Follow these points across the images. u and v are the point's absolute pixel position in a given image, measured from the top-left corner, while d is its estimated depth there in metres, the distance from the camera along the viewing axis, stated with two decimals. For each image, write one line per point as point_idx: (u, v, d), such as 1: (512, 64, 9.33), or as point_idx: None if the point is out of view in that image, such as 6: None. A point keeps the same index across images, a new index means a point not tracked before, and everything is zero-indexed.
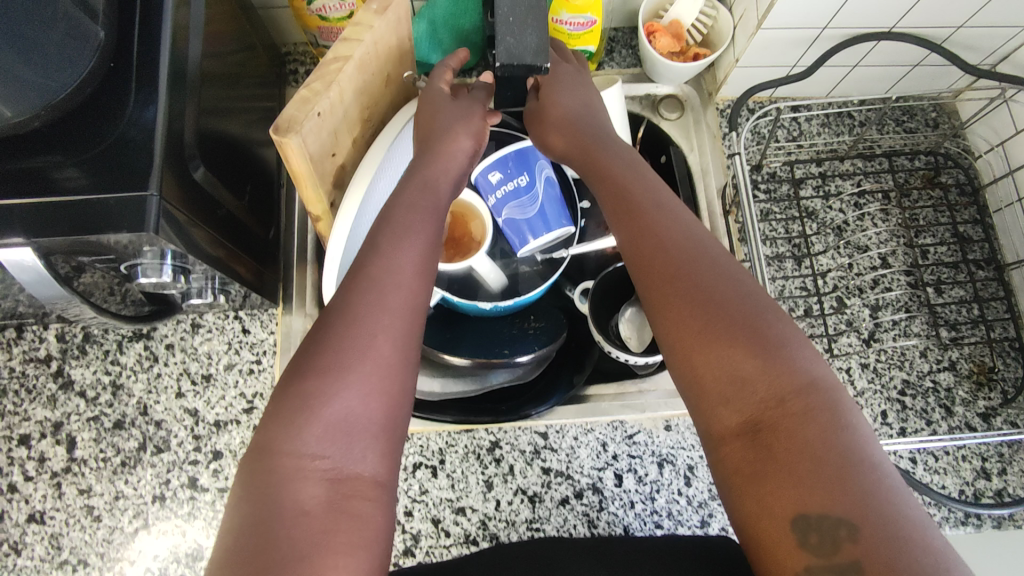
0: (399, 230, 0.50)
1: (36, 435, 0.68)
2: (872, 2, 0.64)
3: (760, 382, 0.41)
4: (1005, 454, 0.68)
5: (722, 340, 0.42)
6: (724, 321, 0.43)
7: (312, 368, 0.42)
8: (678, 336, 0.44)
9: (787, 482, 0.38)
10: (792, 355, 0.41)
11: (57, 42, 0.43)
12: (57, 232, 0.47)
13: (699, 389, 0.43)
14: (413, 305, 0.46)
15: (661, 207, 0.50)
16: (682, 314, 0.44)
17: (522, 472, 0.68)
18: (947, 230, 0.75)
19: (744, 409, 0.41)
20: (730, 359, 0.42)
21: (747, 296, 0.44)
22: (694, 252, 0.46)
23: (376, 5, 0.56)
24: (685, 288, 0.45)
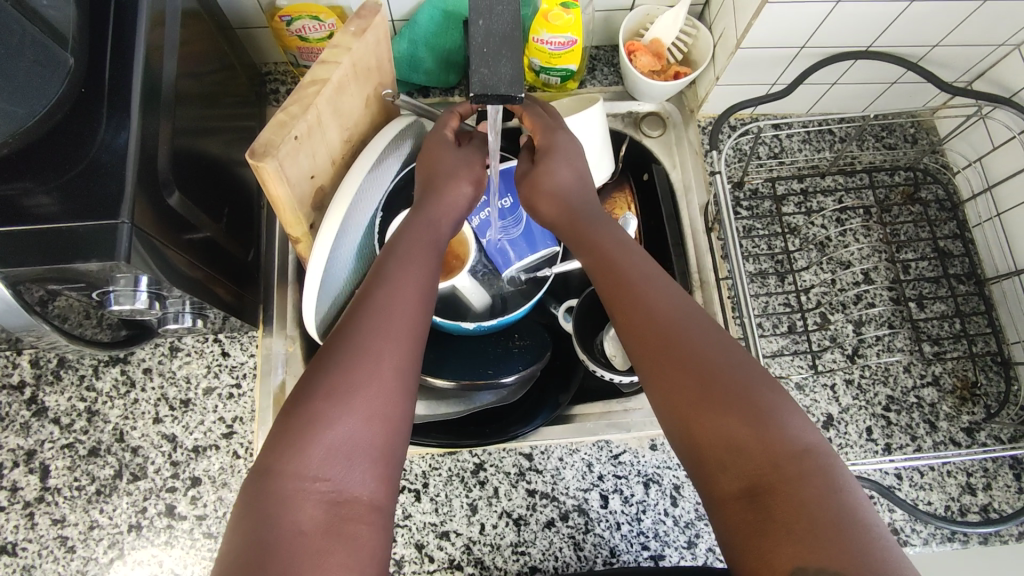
0: (406, 262, 0.51)
1: (8, 464, 0.67)
2: (849, 22, 0.64)
3: (753, 446, 0.41)
4: (989, 469, 0.68)
5: (717, 407, 0.42)
6: (718, 387, 0.43)
7: (316, 391, 0.43)
8: (673, 400, 0.44)
9: (784, 539, 0.38)
10: (786, 422, 0.42)
11: (25, 67, 0.43)
12: (23, 263, 0.46)
13: (696, 455, 0.43)
14: (413, 333, 0.47)
15: (654, 278, 0.50)
16: (677, 380, 0.44)
17: (507, 494, 0.67)
18: (928, 246, 0.75)
19: (741, 472, 0.41)
20: (725, 425, 0.42)
21: (739, 364, 0.44)
22: (685, 320, 0.47)
23: (354, 27, 0.56)
24: (678, 356, 0.45)
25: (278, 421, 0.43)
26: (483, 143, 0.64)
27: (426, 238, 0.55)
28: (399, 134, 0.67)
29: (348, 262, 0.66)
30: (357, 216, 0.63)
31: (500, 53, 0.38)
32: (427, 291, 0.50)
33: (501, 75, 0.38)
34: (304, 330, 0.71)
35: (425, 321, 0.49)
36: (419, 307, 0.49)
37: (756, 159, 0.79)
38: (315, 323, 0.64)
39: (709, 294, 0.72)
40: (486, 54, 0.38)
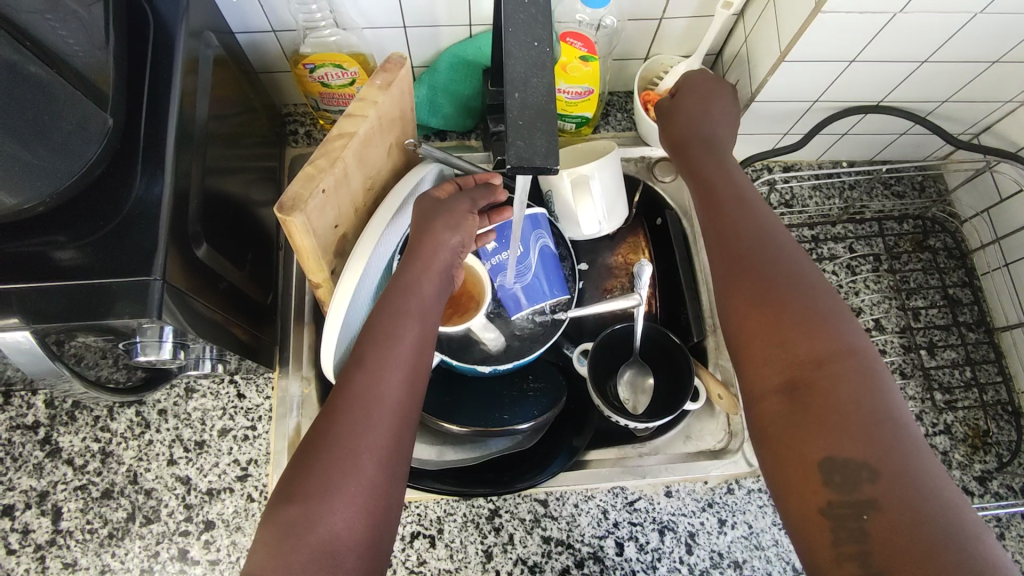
0: (392, 335, 0.50)
1: (21, 506, 0.66)
2: (860, 80, 0.66)
3: (801, 342, 0.43)
4: (1002, 519, 0.69)
5: (774, 309, 0.44)
6: (776, 295, 0.45)
7: (297, 494, 0.43)
8: (736, 296, 0.46)
9: (817, 426, 0.40)
10: (839, 330, 0.43)
11: (66, 129, 0.44)
12: (56, 319, 0.46)
13: (745, 347, 0.45)
14: (398, 417, 0.47)
15: (740, 200, 0.52)
16: (743, 287, 0.46)
17: (521, 541, 0.67)
18: (937, 293, 0.76)
19: (785, 369, 0.42)
20: (779, 325, 0.44)
21: (803, 278, 0.45)
22: (761, 235, 0.49)
23: (380, 80, 0.57)
24: (746, 259, 0.47)
25: (260, 526, 0.43)
26: (473, 194, 0.61)
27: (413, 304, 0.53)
28: (419, 181, 0.68)
29: (366, 305, 0.66)
30: (377, 263, 0.64)
31: (536, 128, 0.39)
32: (413, 370, 0.49)
33: (536, 149, 0.39)
34: (320, 371, 0.71)
35: (411, 403, 0.48)
36: (405, 397, 0.48)
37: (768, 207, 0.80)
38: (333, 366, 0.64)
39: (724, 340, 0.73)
40: (522, 127, 0.39)
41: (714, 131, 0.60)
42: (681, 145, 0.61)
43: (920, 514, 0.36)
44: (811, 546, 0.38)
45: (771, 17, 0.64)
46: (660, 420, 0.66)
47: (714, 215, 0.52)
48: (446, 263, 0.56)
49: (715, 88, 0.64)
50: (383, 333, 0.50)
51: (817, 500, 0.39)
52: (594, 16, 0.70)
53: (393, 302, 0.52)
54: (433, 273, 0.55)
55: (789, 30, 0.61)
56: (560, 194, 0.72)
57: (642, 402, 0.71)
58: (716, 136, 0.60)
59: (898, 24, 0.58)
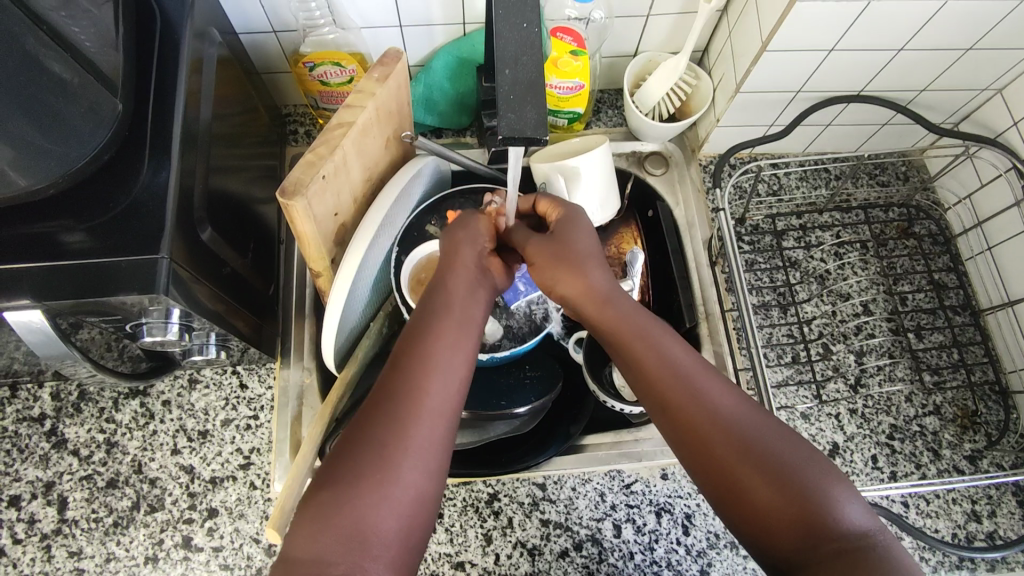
0: (433, 336, 0.51)
1: (27, 496, 0.67)
2: (840, 70, 0.69)
3: (803, 513, 0.42)
4: (993, 496, 0.70)
5: (765, 483, 0.43)
6: (759, 463, 0.44)
7: (330, 477, 0.44)
8: (725, 475, 0.44)
9: None
10: (831, 491, 0.42)
11: (77, 115, 0.46)
12: (64, 297, 0.48)
13: (750, 520, 0.43)
14: (436, 411, 0.47)
15: (680, 362, 0.49)
16: (733, 470, 0.44)
17: (521, 524, 0.68)
18: (923, 278, 0.78)
19: (796, 539, 0.41)
20: (776, 496, 0.42)
21: (776, 438, 0.45)
22: (722, 409, 0.46)
23: (377, 74, 0.60)
24: (724, 435, 0.45)
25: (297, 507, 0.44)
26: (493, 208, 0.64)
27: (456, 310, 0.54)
28: (416, 174, 0.70)
29: (365, 292, 0.68)
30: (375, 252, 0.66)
31: (526, 102, 0.41)
32: (455, 368, 0.50)
33: (526, 121, 0.41)
34: (320, 362, 0.72)
35: (451, 399, 0.48)
36: (444, 392, 0.48)
37: (756, 197, 0.82)
38: (335, 351, 0.67)
39: (715, 325, 0.75)
40: (512, 100, 0.41)
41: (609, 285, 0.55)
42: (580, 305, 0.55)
43: None
44: None
45: (753, 10, 0.67)
46: None
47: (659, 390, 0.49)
48: (473, 265, 0.58)
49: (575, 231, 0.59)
50: (426, 333, 0.51)
51: None
52: (583, 10, 0.73)
53: (431, 305, 0.54)
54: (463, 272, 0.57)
55: (770, 21, 0.63)
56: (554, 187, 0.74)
57: None
58: (609, 284, 0.55)
59: (874, 13, 0.60)
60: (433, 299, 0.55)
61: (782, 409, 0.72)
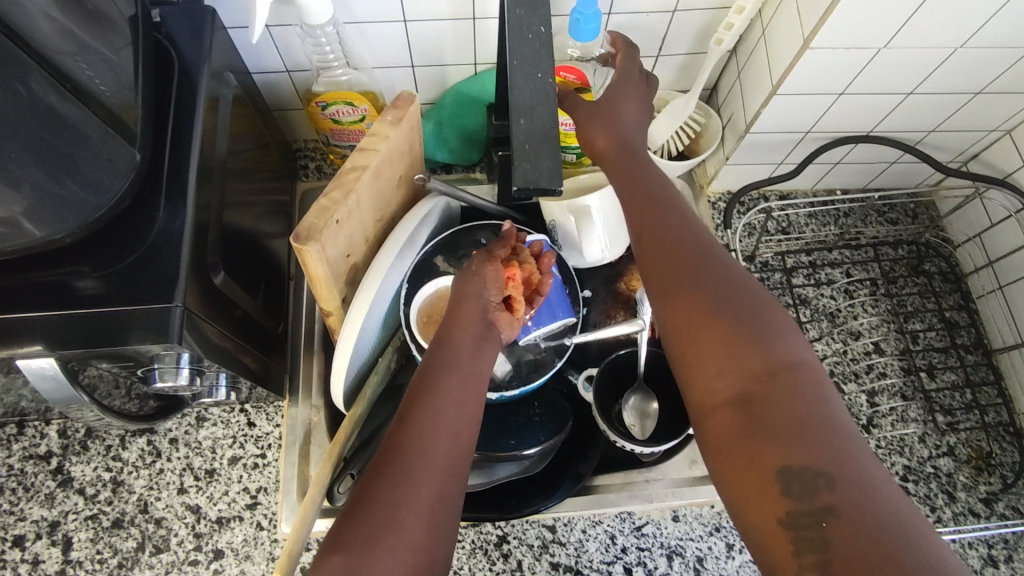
0: (439, 386, 0.52)
1: (31, 536, 0.66)
2: (850, 112, 0.69)
3: (747, 352, 0.44)
4: (1010, 541, 0.69)
5: (713, 319, 0.45)
6: (723, 311, 0.45)
7: (342, 542, 0.43)
8: (679, 317, 0.47)
9: (769, 425, 0.41)
10: (777, 334, 0.45)
11: (95, 165, 0.46)
12: (76, 345, 0.48)
13: (692, 359, 0.46)
14: (446, 469, 0.48)
15: (676, 225, 0.51)
16: (690, 311, 0.47)
17: (530, 568, 0.67)
18: (935, 316, 0.78)
19: (733, 376, 0.44)
20: (723, 334, 0.45)
21: (751, 299, 0.46)
22: (698, 253, 0.49)
23: (391, 116, 0.60)
24: (690, 282, 0.48)
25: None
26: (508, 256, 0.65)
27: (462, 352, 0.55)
28: (427, 214, 0.70)
29: (373, 331, 0.69)
30: (384, 292, 0.66)
31: (542, 151, 0.43)
32: (461, 422, 0.50)
33: (542, 170, 0.42)
34: (329, 400, 0.72)
35: (458, 458, 0.49)
36: (451, 450, 0.49)
37: (766, 234, 0.82)
38: (343, 388, 0.66)
39: None
40: (529, 150, 0.43)
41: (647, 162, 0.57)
42: (610, 170, 0.56)
43: (873, 509, 0.37)
44: (761, 537, 0.39)
45: (763, 53, 0.67)
46: (666, 446, 0.66)
47: (645, 236, 0.52)
48: (480, 314, 0.59)
49: (631, 107, 0.58)
50: (432, 383, 0.52)
51: (777, 513, 0.39)
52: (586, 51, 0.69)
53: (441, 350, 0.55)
54: (470, 322, 0.57)
55: (781, 65, 0.64)
56: (563, 225, 0.74)
57: (648, 425, 0.72)
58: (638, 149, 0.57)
59: (883, 59, 0.61)
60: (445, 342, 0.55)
61: None
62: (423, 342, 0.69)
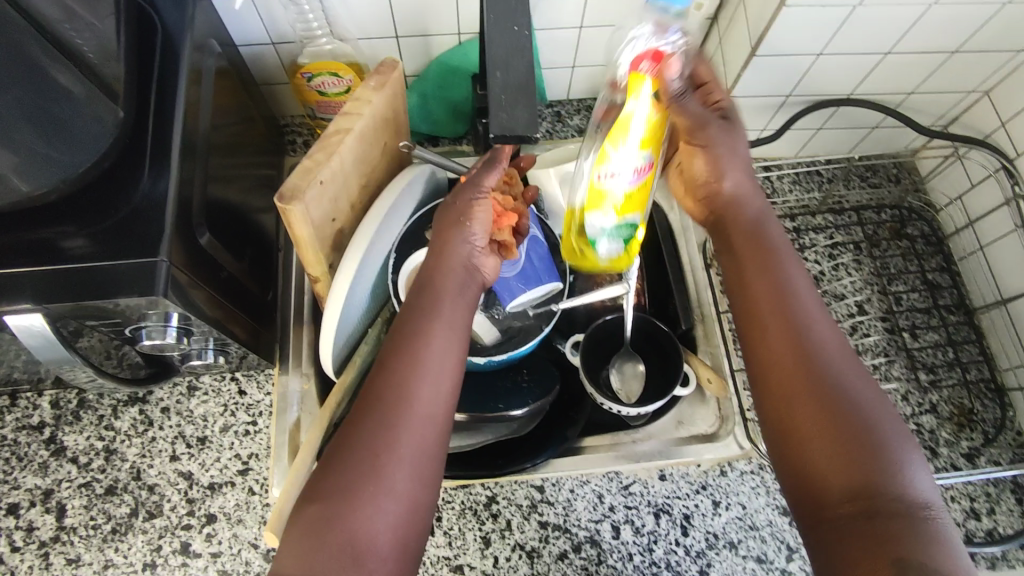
0: (419, 333, 0.51)
1: (26, 504, 0.67)
2: (829, 74, 0.70)
3: (863, 454, 0.43)
4: (991, 494, 0.70)
5: (831, 415, 0.45)
6: (846, 409, 0.45)
7: (321, 490, 0.45)
8: (796, 407, 0.47)
9: (884, 526, 0.41)
10: (894, 442, 0.44)
11: (79, 123, 0.47)
12: (64, 299, 0.48)
13: (804, 449, 0.46)
14: (427, 415, 0.48)
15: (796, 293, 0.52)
16: (808, 402, 0.46)
17: (519, 527, 0.68)
18: (917, 278, 0.79)
19: (846, 472, 0.43)
20: (845, 432, 0.44)
21: (861, 384, 0.47)
22: (820, 340, 0.49)
23: (373, 82, 0.61)
24: (812, 375, 0.47)
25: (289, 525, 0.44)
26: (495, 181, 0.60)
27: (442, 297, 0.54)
28: (412, 181, 0.70)
29: (362, 298, 0.69)
30: (372, 258, 0.67)
31: (516, 101, 0.44)
32: (442, 367, 0.50)
33: (517, 120, 0.43)
34: (319, 368, 0.73)
35: (439, 401, 0.49)
36: (434, 394, 0.49)
37: None
38: (331, 353, 0.66)
39: (711, 327, 0.75)
40: (504, 101, 0.43)
41: (770, 221, 0.58)
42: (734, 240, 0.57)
43: None
44: None
45: (742, 16, 0.68)
46: (651, 407, 0.68)
47: (762, 321, 0.51)
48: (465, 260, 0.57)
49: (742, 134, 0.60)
50: (410, 329, 0.52)
51: None
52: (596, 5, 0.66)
53: (420, 301, 0.54)
54: (451, 267, 0.56)
55: (758, 27, 0.64)
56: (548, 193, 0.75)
57: (635, 389, 0.73)
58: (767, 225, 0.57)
59: (858, 17, 0.62)
60: (420, 295, 0.55)
61: None
62: None
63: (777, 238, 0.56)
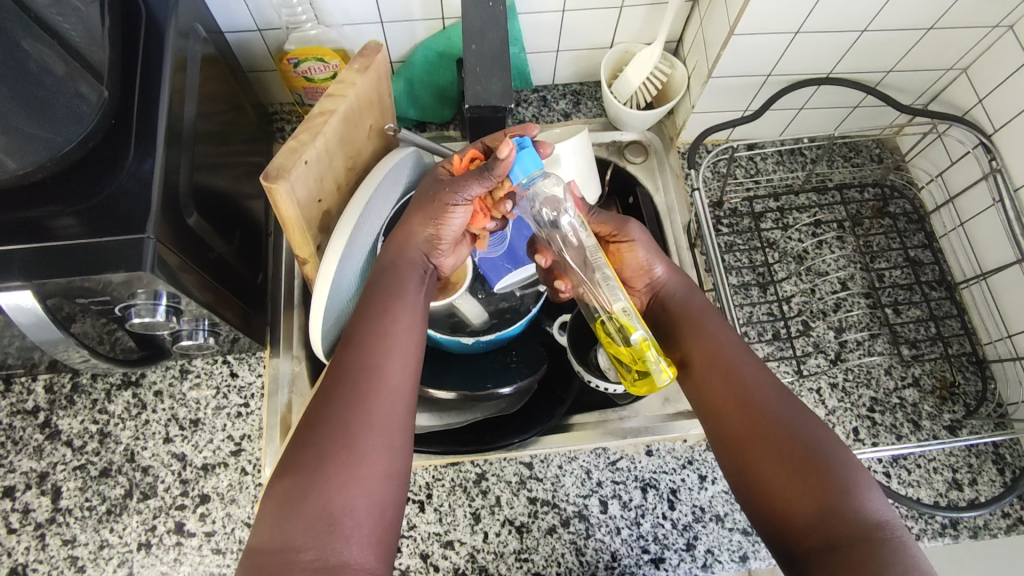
0: (382, 316, 0.53)
1: (21, 487, 0.68)
2: (808, 52, 0.71)
3: (817, 492, 0.45)
4: (973, 465, 0.71)
5: (783, 460, 0.47)
6: (796, 449, 0.47)
7: (293, 465, 0.45)
8: (755, 459, 0.49)
9: (850, 558, 0.43)
10: (846, 472, 0.46)
11: (65, 103, 0.48)
12: (55, 275, 0.49)
13: (767, 496, 0.48)
14: (395, 390, 0.49)
15: (736, 354, 0.54)
16: (761, 452, 0.48)
17: (508, 503, 0.69)
18: (900, 255, 0.80)
19: (809, 514, 0.45)
20: (796, 476, 0.46)
21: (814, 427, 0.49)
22: (759, 390, 0.51)
23: (357, 64, 0.62)
24: (761, 425, 0.49)
25: (263, 499, 0.45)
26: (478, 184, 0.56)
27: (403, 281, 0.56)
28: (398, 163, 0.71)
29: (352, 280, 0.70)
30: (358, 240, 0.68)
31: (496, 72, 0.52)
32: (407, 347, 0.52)
33: None
34: (310, 351, 0.74)
35: (406, 377, 0.51)
36: (400, 372, 0.50)
37: (734, 180, 0.84)
38: (321, 334, 0.67)
39: None
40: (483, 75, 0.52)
41: (699, 295, 0.60)
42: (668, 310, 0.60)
43: None
44: None
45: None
46: None
47: (706, 381, 0.54)
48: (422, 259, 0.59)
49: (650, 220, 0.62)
50: (375, 309, 0.53)
51: None
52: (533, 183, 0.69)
53: (382, 286, 0.55)
54: (412, 259, 0.58)
55: (736, 6, 0.65)
56: None
57: None
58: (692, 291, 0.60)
59: None
60: (384, 280, 0.56)
61: None
62: None
63: (707, 309, 0.58)
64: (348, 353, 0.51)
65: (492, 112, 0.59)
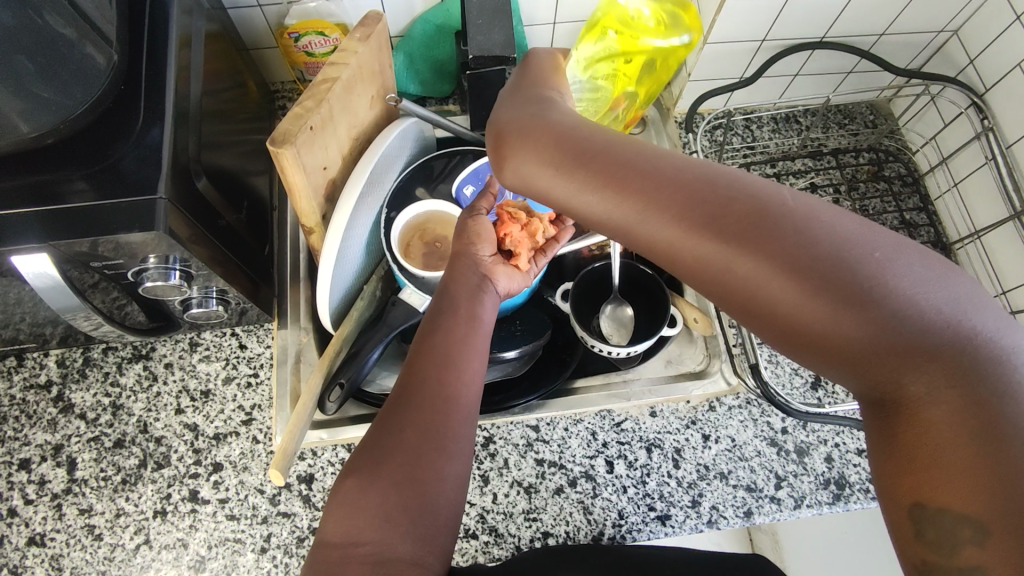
0: (447, 327, 0.54)
1: (36, 459, 0.69)
2: (801, 17, 0.72)
3: (852, 339, 0.32)
4: None
5: (802, 303, 0.33)
6: (821, 284, 0.33)
7: (355, 465, 0.47)
8: (761, 308, 0.35)
9: (919, 433, 0.32)
10: (894, 299, 0.32)
11: (78, 68, 0.49)
12: (68, 237, 0.50)
13: (795, 344, 0.35)
14: (460, 398, 0.50)
15: (748, 221, 0.35)
16: (775, 300, 0.34)
17: (516, 464, 0.70)
18: (895, 217, 0.80)
19: (850, 362, 0.33)
20: (827, 319, 0.33)
21: (884, 283, 0.32)
22: (751, 224, 0.34)
23: (359, 33, 0.62)
24: (761, 269, 0.34)
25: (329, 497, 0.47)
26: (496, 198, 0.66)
27: (467, 292, 0.57)
28: (400, 133, 0.72)
29: (355, 251, 0.71)
30: (360, 211, 0.68)
31: (494, 26, 0.66)
32: (470, 359, 0.53)
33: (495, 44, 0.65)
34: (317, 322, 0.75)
35: (467, 387, 0.51)
36: (464, 381, 0.51)
37: (732, 148, 0.85)
38: (329, 304, 0.68)
39: None
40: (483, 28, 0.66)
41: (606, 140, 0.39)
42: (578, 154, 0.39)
43: None
44: (899, 541, 0.34)
45: None
46: (642, 346, 0.69)
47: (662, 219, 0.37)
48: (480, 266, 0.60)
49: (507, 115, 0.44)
50: (437, 320, 0.55)
51: (919, 553, 0.33)
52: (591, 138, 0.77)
53: (445, 300, 0.56)
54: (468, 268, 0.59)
55: None
56: None
57: (627, 329, 0.76)
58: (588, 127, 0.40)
59: None
60: (445, 295, 0.57)
61: (764, 345, 0.77)
62: (402, 257, 0.71)
63: (682, 172, 0.37)
64: (418, 360, 0.52)
65: (494, 63, 0.66)
